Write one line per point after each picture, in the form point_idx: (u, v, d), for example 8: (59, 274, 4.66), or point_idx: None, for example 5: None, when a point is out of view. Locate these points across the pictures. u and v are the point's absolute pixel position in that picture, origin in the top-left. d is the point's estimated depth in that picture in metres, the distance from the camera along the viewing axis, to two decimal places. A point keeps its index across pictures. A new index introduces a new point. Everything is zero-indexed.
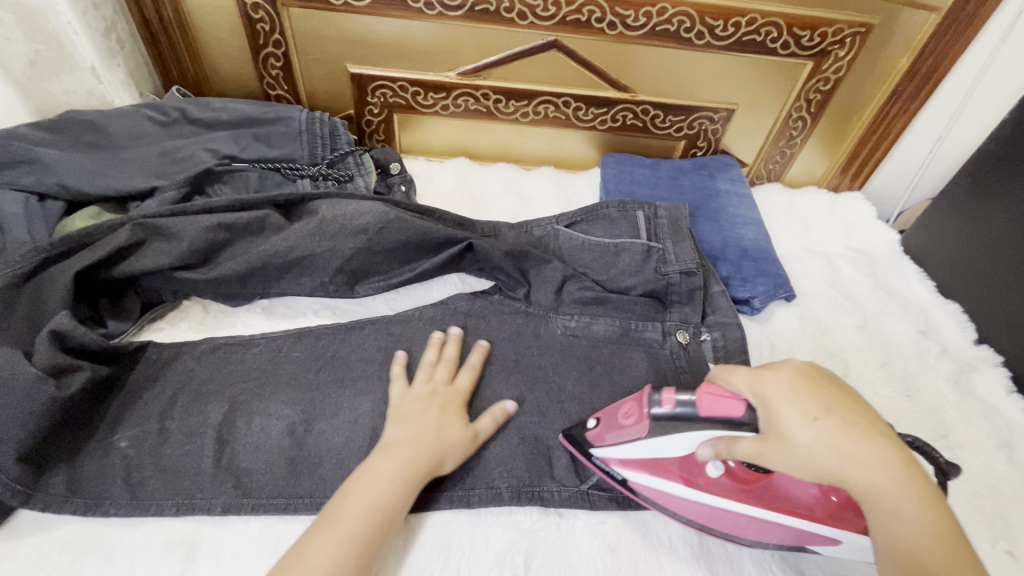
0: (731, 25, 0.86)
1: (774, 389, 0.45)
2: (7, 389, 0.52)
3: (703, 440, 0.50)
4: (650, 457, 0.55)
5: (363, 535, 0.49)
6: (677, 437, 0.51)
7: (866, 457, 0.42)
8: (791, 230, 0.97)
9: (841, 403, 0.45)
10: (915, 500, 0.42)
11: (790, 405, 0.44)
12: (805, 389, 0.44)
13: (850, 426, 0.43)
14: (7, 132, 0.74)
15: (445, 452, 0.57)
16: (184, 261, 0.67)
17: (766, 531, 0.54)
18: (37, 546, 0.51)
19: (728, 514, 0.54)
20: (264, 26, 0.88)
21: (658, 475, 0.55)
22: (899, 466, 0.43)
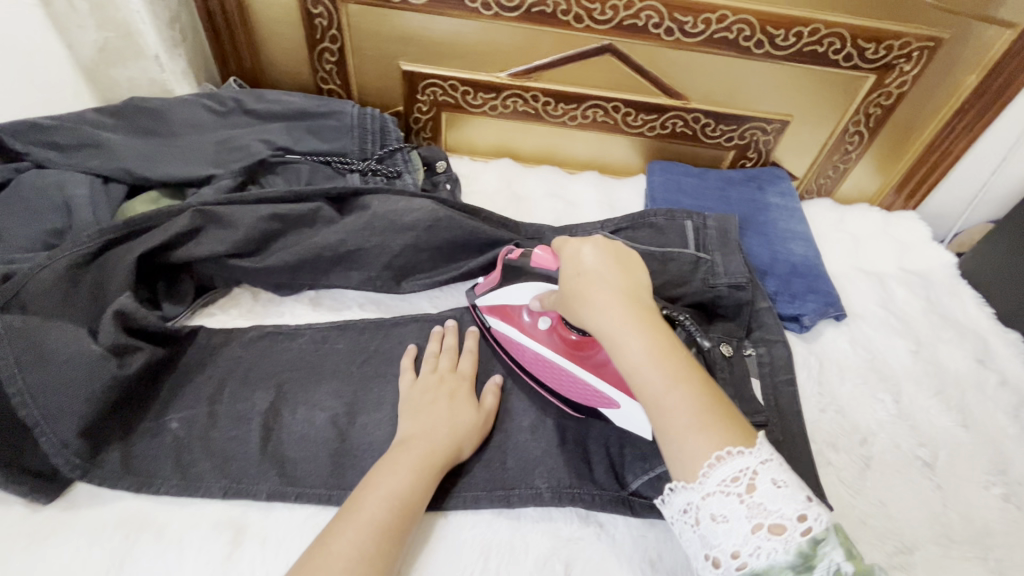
0: (793, 34, 0.84)
1: (566, 258, 0.56)
2: (73, 364, 0.54)
3: (538, 292, 0.62)
4: (504, 306, 0.67)
5: (392, 527, 0.49)
6: (522, 285, 0.64)
7: (612, 305, 0.49)
8: (840, 247, 0.95)
9: (612, 269, 0.53)
10: (655, 345, 0.47)
11: (568, 267, 0.54)
12: (587, 257, 0.54)
13: (605, 283, 0.51)
14: (75, 117, 0.77)
15: (461, 439, 0.58)
16: (238, 249, 0.68)
17: (570, 388, 0.62)
18: (91, 519, 0.52)
19: (545, 365, 0.64)
20: (322, 21, 0.89)
21: (505, 321, 0.67)
22: (647, 319, 0.49)
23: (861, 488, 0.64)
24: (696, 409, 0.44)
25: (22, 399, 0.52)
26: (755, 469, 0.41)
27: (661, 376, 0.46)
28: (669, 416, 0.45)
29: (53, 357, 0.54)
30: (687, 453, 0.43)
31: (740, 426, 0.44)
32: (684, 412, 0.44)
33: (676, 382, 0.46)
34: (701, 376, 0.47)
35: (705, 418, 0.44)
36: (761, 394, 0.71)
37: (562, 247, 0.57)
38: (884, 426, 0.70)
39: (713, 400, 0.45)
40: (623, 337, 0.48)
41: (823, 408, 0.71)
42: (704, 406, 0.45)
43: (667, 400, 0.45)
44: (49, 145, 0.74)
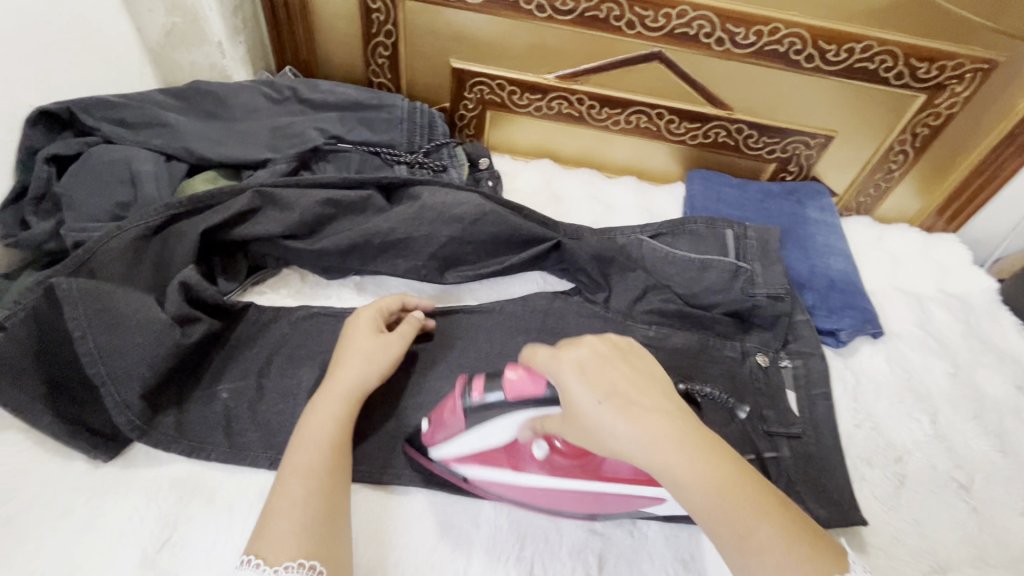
0: (844, 50, 0.84)
1: (566, 372, 0.46)
2: (141, 329, 0.57)
3: (524, 422, 0.53)
4: (481, 449, 0.57)
5: (324, 469, 0.51)
6: (499, 423, 0.53)
7: (649, 431, 0.43)
8: (879, 266, 0.94)
9: (634, 381, 0.46)
10: (718, 475, 0.42)
11: (574, 387, 0.45)
12: (592, 370, 0.46)
13: (631, 403, 0.44)
14: (142, 97, 0.81)
15: (371, 370, 0.59)
16: (292, 231, 0.71)
17: (596, 500, 0.56)
18: (147, 479, 0.55)
19: (561, 491, 0.56)
20: (379, 16, 0.91)
21: (491, 464, 0.57)
22: (694, 438, 0.43)
23: (895, 505, 0.64)
24: (784, 543, 0.40)
25: (90, 358, 0.55)
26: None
27: (734, 510, 0.41)
28: (759, 555, 0.40)
29: (123, 321, 0.57)
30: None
31: (826, 544, 0.42)
32: (774, 550, 0.40)
33: (756, 514, 0.41)
34: (769, 493, 0.43)
35: (796, 550, 0.40)
36: (796, 406, 0.71)
37: (553, 355, 0.48)
38: (920, 446, 0.70)
39: (793, 520, 0.42)
40: (679, 471, 0.42)
41: (858, 424, 0.71)
42: (792, 536, 0.41)
43: (753, 537, 0.41)
44: (117, 122, 0.78)
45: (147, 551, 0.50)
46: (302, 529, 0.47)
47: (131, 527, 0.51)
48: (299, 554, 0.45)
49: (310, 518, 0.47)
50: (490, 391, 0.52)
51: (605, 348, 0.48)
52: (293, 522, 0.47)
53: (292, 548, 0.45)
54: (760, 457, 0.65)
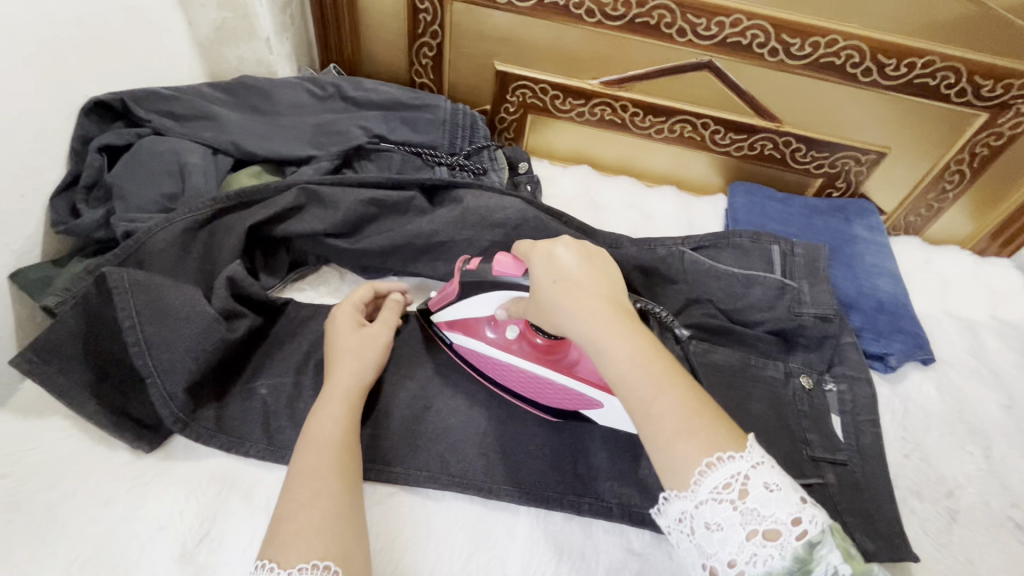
0: (905, 65, 0.82)
1: (533, 256, 0.52)
2: (190, 323, 0.57)
3: (501, 303, 0.60)
4: (465, 320, 0.65)
5: (334, 471, 0.49)
6: (482, 299, 0.61)
7: (585, 306, 0.47)
8: (928, 289, 0.91)
9: (592, 271, 0.50)
10: (638, 348, 0.45)
11: (537, 267, 0.51)
12: (555, 255, 0.51)
13: (580, 283, 0.48)
14: (191, 90, 0.82)
15: (364, 366, 0.60)
16: (335, 229, 0.71)
17: (548, 391, 0.62)
18: (187, 472, 0.55)
19: (521, 376, 0.63)
20: (426, 16, 0.91)
21: (470, 337, 0.65)
22: (628, 322, 0.46)
23: (945, 542, 0.62)
24: (685, 416, 0.42)
25: (139, 349, 0.55)
26: (746, 473, 0.40)
27: (645, 380, 0.44)
28: (658, 423, 0.42)
29: (172, 313, 0.57)
30: (677, 462, 0.41)
31: (735, 430, 0.43)
32: (674, 419, 0.42)
33: (664, 387, 0.43)
34: (687, 377, 0.45)
35: (696, 423, 0.42)
36: (841, 431, 0.69)
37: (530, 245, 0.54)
38: (972, 481, 0.67)
39: (703, 402, 0.43)
40: (603, 342, 0.45)
41: (906, 454, 0.69)
42: (696, 410, 0.43)
43: (655, 407, 0.43)
44: (167, 114, 0.79)
45: (185, 544, 0.50)
46: (312, 530, 0.44)
47: (170, 520, 0.51)
48: (314, 556, 0.43)
49: (320, 518, 0.45)
50: (480, 269, 0.60)
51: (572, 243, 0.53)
52: (307, 521, 0.45)
53: (303, 549, 0.43)
54: (807, 484, 0.63)
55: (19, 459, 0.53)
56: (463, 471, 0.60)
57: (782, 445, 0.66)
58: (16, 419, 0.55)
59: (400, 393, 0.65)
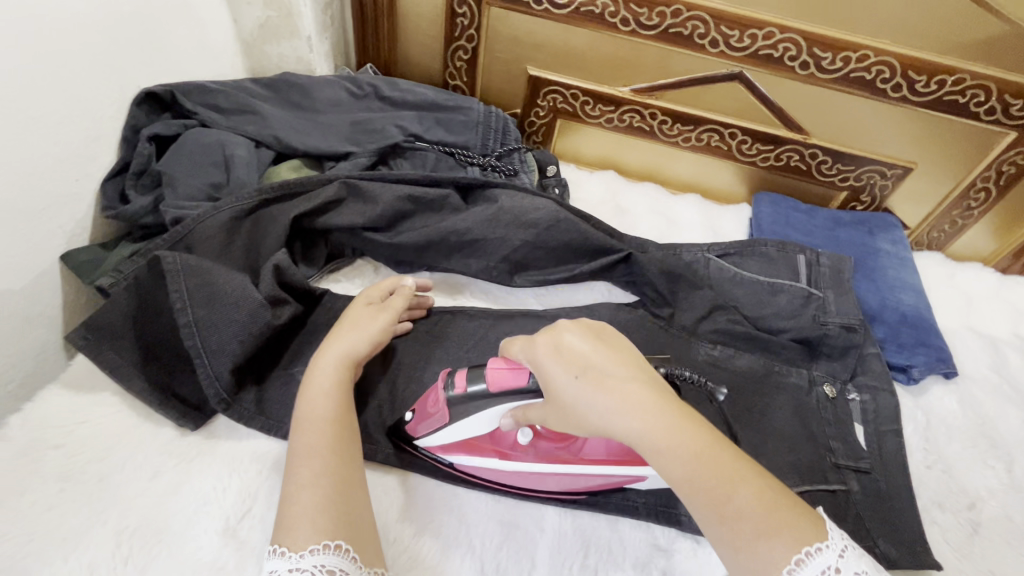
0: (935, 81, 0.83)
1: (543, 351, 0.49)
2: (239, 309, 0.59)
3: (505, 412, 0.55)
4: (466, 438, 0.58)
5: (330, 449, 0.50)
6: (481, 416, 0.55)
7: (621, 405, 0.44)
8: (951, 305, 0.91)
9: (612, 359, 0.47)
10: (696, 444, 0.43)
11: (555, 365, 0.47)
12: (567, 348, 0.48)
13: (609, 379, 0.45)
14: (236, 85, 0.84)
15: (356, 337, 0.60)
16: (373, 223, 0.73)
17: (581, 481, 0.58)
18: (229, 451, 0.57)
19: (543, 475, 0.58)
20: (463, 20, 0.94)
21: (477, 453, 0.59)
22: (674, 413, 0.44)
23: (968, 553, 0.62)
24: (762, 510, 0.41)
25: (189, 330, 0.58)
26: (836, 565, 0.40)
27: (712, 478, 0.42)
28: (737, 523, 0.41)
29: (222, 297, 0.59)
30: (764, 562, 0.40)
31: (804, 512, 0.42)
32: (750, 513, 0.41)
33: (735, 482, 0.42)
34: (748, 462, 0.44)
35: (774, 517, 0.41)
36: (864, 440, 0.70)
37: (536, 336, 0.50)
38: (994, 495, 0.68)
39: (771, 487, 0.43)
40: (657, 445, 0.43)
41: (928, 465, 0.70)
42: (767, 498, 0.42)
43: (732, 505, 0.41)
44: (212, 107, 0.82)
45: (229, 520, 0.52)
46: (318, 510, 0.45)
47: (215, 496, 0.53)
48: (325, 537, 0.43)
49: (324, 498, 0.46)
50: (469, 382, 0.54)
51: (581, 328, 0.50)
52: (309, 502, 0.46)
53: (310, 531, 0.44)
54: (829, 489, 0.64)
55: (72, 431, 0.55)
56: None
57: (805, 451, 0.67)
58: (68, 393, 0.57)
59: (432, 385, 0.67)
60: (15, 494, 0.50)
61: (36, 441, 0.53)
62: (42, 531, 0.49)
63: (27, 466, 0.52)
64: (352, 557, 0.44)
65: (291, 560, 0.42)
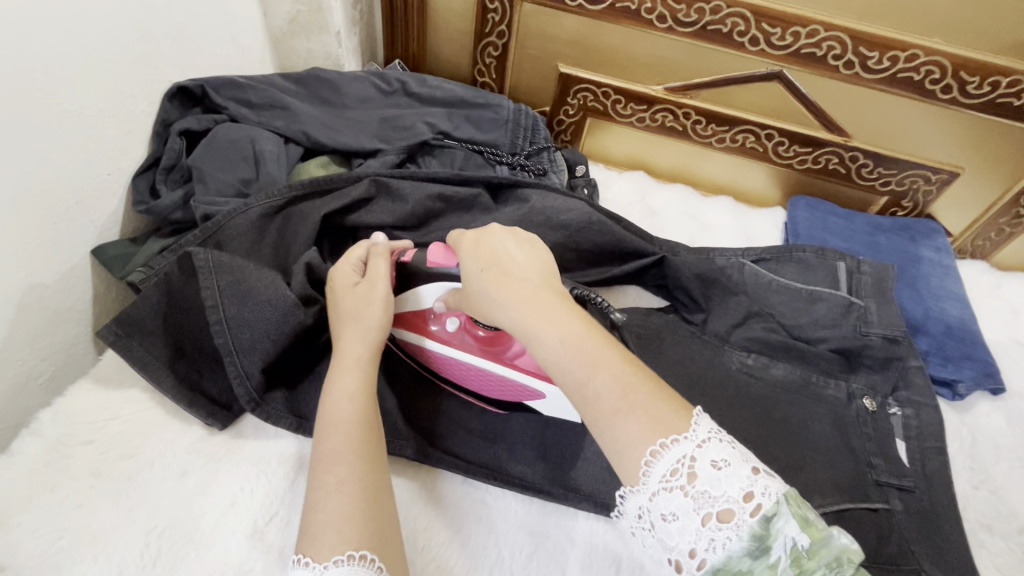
0: (988, 83, 0.79)
1: (464, 252, 0.54)
2: (272, 307, 0.58)
3: (439, 294, 0.60)
4: (399, 311, 0.64)
5: (364, 457, 0.48)
6: (422, 292, 0.61)
7: (511, 294, 0.48)
8: (998, 317, 0.87)
9: (518, 259, 0.51)
10: (567, 329, 0.45)
11: (467, 264, 0.53)
12: (481, 249, 0.53)
13: (505, 274, 0.50)
14: (265, 80, 0.84)
15: (369, 327, 0.56)
16: (402, 222, 0.72)
17: (487, 383, 0.61)
18: (256, 451, 0.56)
19: (466, 371, 0.62)
20: (494, 16, 0.92)
21: (413, 333, 0.63)
22: (561, 304, 0.47)
23: None
24: (621, 392, 0.42)
25: (220, 327, 0.57)
26: (692, 455, 0.39)
27: (579, 362, 0.44)
28: (595, 402, 0.43)
29: (253, 296, 0.58)
30: (620, 440, 0.41)
31: (676, 405, 0.42)
32: (609, 396, 0.42)
33: (595, 365, 0.43)
34: (619, 352, 0.45)
35: (631, 399, 0.42)
36: (907, 458, 0.67)
37: (460, 243, 0.56)
38: None
39: (642, 379, 0.44)
40: (531, 328, 0.46)
41: (975, 485, 0.67)
42: (631, 386, 0.43)
43: (590, 385, 0.43)
44: (242, 102, 0.81)
45: (256, 522, 0.51)
46: (341, 519, 0.44)
47: (242, 498, 0.52)
48: (348, 547, 0.42)
49: (349, 506, 0.45)
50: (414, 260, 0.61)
51: (502, 232, 0.55)
52: (335, 510, 0.44)
53: (334, 539, 0.43)
54: (872, 508, 0.61)
55: (102, 428, 0.54)
56: (523, 471, 0.60)
57: (845, 467, 0.64)
58: (98, 389, 0.57)
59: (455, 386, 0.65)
60: (45, 491, 0.50)
61: (67, 436, 0.53)
62: (71, 529, 0.48)
63: (60, 462, 0.52)
64: (377, 567, 0.42)
65: (316, 571, 0.41)
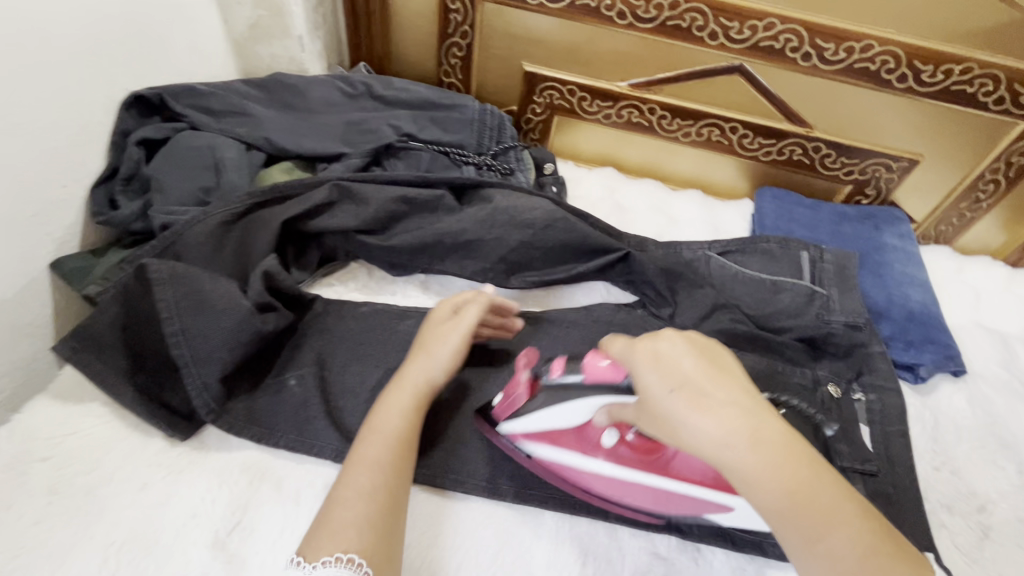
0: (942, 71, 0.81)
1: (638, 358, 0.44)
2: (227, 315, 0.58)
3: (598, 408, 0.52)
4: (551, 428, 0.57)
5: (391, 464, 0.50)
6: (574, 405, 0.54)
7: (721, 431, 0.39)
8: (959, 300, 0.89)
9: (714, 375, 0.41)
10: (797, 478, 0.39)
11: (647, 376, 0.43)
12: (666, 361, 0.42)
13: (705, 400, 0.40)
14: (226, 87, 0.83)
15: (436, 361, 0.58)
16: (366, 225, 0.72)
17: (658, 499, 0.55)
18: (218, 462, 0.56)
19: (622, 484, 0.55)
20: (457, 16, 0.92)
21: (559, 448, 0.57)
22: (780, 446, 0.39)
23: (978, 559, 0.61)
24: (863, 557, 0.38)
25: (176, 339, 0.57)
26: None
27: (808, 520, 0.38)
28: (827, 567, 0.38)
29: (209, 304, 0.58)
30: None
31: (911, 563, 0.38)
32: (843, 563, 0.38)
33: (828, 524, 0.38)
34: (852, 504, 0.39)
35: (873, 566, 0.37)
36: (870, 442, 0.68)
37: (636, 341, 0.45)
38: (1005, 496, 0.66)
39: (874, 534, 0.39)
40: (751, 476, 0.39)
41: (936, 467, 0.68)
42: (868, 547, 0.38)
43: (826, 547, 0.38)
44: (203, 109, 0.80)
45: (219, 532, 0.51)
46: (364, 522, 0.46)
47: (204, 509, 0.52)
48: (337, 549, 0.44)
49: (373, 512, 0.47)
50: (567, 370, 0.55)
51: (679, 334, 0.44)
52: (355, 512, 0.46)
53: (351, 540, 0.45)
54: None
55: (60, 443, 0.54)
56: (489, 473, 0.60)
57: None
58: (56, 404, 0.56)
59: None
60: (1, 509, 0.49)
61: (23, 453, 0.53)
62: (28, 546, 0.48)
63: (15, 480, 0.51)
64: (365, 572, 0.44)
65: (306, 570, 0.44)
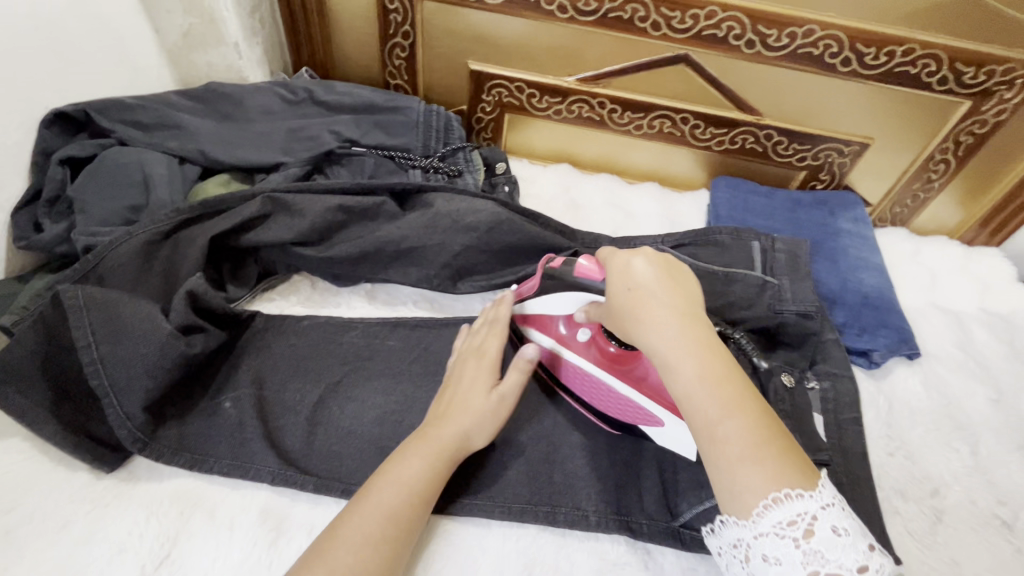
0: (885, 53, 0.80)
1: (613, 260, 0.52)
2: (145, 340, 0.56)
3: (581, 303, 0.59)
4: (542, 315, 0.64)
5: (404, 517, 0.48)
6: (563, 297, 0.60)
7: (657, 319, 0.46)
8: (915, 281, 0.89)
9: (666, 280, 0.49)
10: (713, 369, 0.44)
11: (614, 274, 0.51)
12: (632, 263, 0.50)
13: (649, 295, 0.47)
14: (157, 98, 0.80)
15: (476, 423, 0.54)
16: (303, 237, 0.69)
17: (609, 401, 0.61)
18: (147, 493, 0.54)
19: (583, 378, 0.62)
20: (397, 17, 0.90)
21: (544, 334, 0.65)
22: (704, 343, 0.45)
23: (930, 544, 0.60)
24: (753, 443, 0.41)
25: (94, 368, 0.55)
26: (815, 514, 0.39)
27: (714, 404, 0.43)
28: (723, 448, 0.42)
29: (127, 331, 0.56)
30: (739, 487, 0.41)
31: (803, 466, 0.41)
32: (737, 445, 0.41)
33: (731, 412, 0.42)
34: (756, 404, 0.43)
35: (762, 452, 0.41)
36: (824, 432, 0.67)
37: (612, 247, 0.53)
38: (959, 478, 0.66)
39: (773, 432, 0.42)
40: (670, 355, 0.45)
41: (890, 452, 0.68)
42: (762, 439, 0.41)
43: (721, 430, 0.42)
44: (131, 124, 0.77)
45: (145, 567, 0.49)
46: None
47: (131, 543, 0.50)
48: None
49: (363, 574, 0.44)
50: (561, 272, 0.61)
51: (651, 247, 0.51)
52: (342, 561, 0.43)
53: None
54: None
55: None
56: None
57: None
58: None
59: (350, 401, 0.62)
60: None
61: None
62: None
63: None
64: None
65: None
